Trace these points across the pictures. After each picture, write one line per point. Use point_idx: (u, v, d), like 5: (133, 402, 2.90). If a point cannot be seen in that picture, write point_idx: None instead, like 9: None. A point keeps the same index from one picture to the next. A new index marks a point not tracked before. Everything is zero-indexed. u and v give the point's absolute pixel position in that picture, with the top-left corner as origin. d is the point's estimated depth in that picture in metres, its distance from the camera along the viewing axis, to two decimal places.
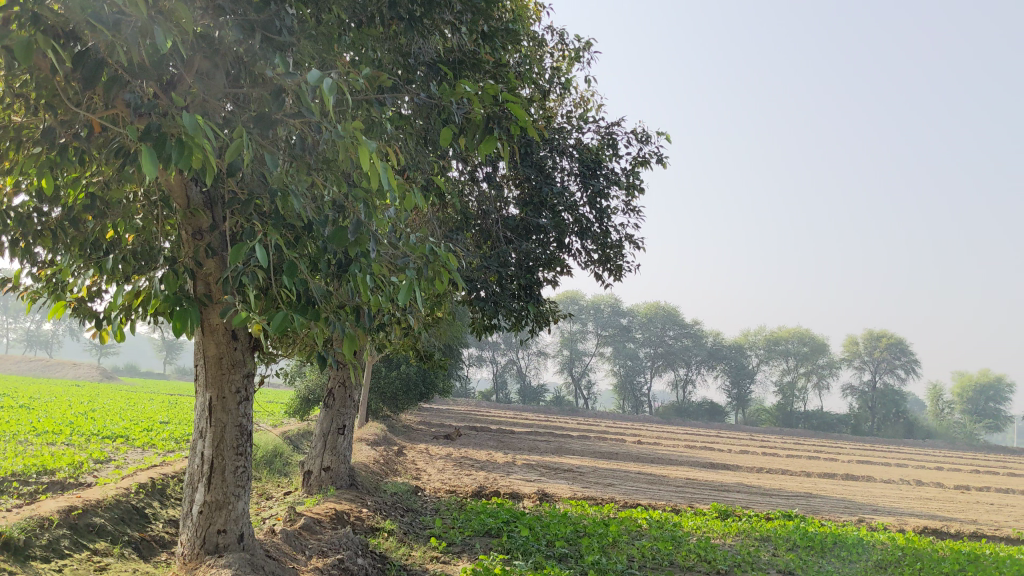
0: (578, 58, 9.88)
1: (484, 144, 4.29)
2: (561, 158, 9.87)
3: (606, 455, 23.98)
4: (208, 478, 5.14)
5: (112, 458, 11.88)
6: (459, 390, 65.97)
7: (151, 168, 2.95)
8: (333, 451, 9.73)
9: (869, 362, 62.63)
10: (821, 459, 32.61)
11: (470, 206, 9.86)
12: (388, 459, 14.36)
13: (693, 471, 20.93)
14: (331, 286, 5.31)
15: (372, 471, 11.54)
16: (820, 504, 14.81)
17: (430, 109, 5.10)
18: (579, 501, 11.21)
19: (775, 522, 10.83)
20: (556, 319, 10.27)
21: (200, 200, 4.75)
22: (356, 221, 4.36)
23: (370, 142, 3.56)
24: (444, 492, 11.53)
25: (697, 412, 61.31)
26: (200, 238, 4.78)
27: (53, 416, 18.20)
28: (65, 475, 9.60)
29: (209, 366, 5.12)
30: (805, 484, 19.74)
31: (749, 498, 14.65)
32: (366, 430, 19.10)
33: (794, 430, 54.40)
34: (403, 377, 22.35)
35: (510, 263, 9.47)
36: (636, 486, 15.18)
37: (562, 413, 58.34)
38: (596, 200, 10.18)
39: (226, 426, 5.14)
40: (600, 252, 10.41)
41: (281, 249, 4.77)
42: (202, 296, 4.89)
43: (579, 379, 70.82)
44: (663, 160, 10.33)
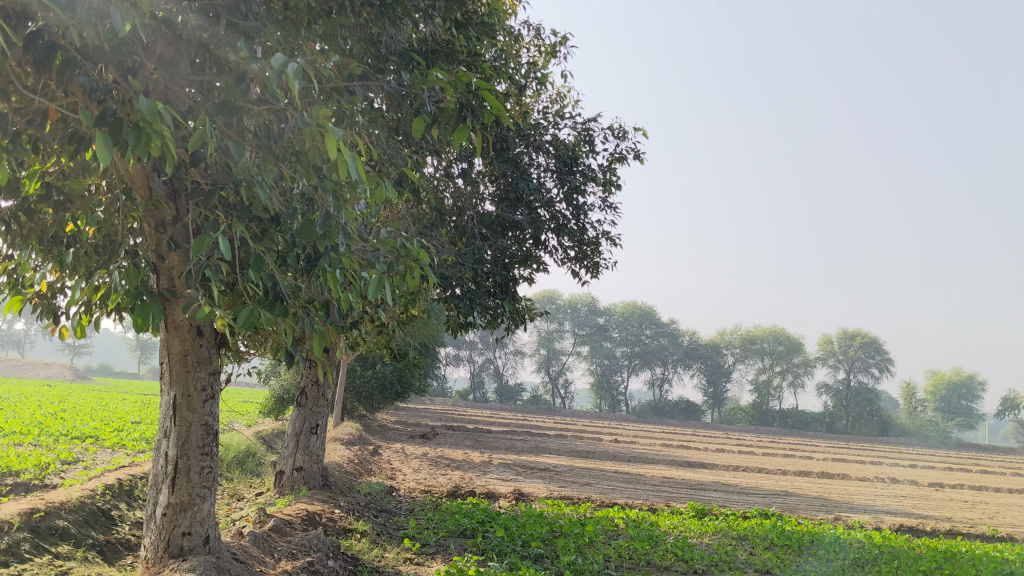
0: (554, 52, 9.79)
1: (457, 133, 4.19)
2: (537, 153, 9.77)
3: (583, 455, 23.89)
4: (172, 480, 4.99)
5: (80, 459, 11.66)
6: (436, 390, 65.73)
7: (104, 153, 2.81)
8: (305, 451, 9.57)
9: (844, 361, 63.01)
10: (797, 456, 32.71)
11: (446, 202, 9.75)
12: (362, 458, 14.21)
13: (670, 469, 20.89)
14: (300, 282, 5.17)
15: (345, 471, 11.38)
16: (797, 502, 14.78)
17: (402, 98, 5.00)
18: (555, 500, 11.11)
19: (752, 521, 10.77)
20: (532, 318, 10.16)
21: (163, 192, 4.62)
22: (324, 214, 4.24)
23: (337, 131, 3.42)
24: (418, 492, 11.39)
25: (674, 411, 61.41)
26: (163, 231, 4.65)
27: (20, 417, 17.86)
28: (30, 477, 9.38)
29: (173, 364, 4.96)
30: (781, 482, 19.74)
31: (726, 497, 14.61)
32: (341, 429, 18.91)
33: (771, 429, 54.56)
34: (379, 376, 22.17)
35: (486, 260, 9.35)
36: (612, 485, 15.09)
37: (539, 412, 58.22)
38: (573, 196, 10.10)
39: (192, 425, 4.99)
40: (577, 249, 10.32)
41: (247, 242, 4.63)
42: (165, 290, 4.75)
43: (556, 379, 70.77)
44: (640, 156, 10.27)
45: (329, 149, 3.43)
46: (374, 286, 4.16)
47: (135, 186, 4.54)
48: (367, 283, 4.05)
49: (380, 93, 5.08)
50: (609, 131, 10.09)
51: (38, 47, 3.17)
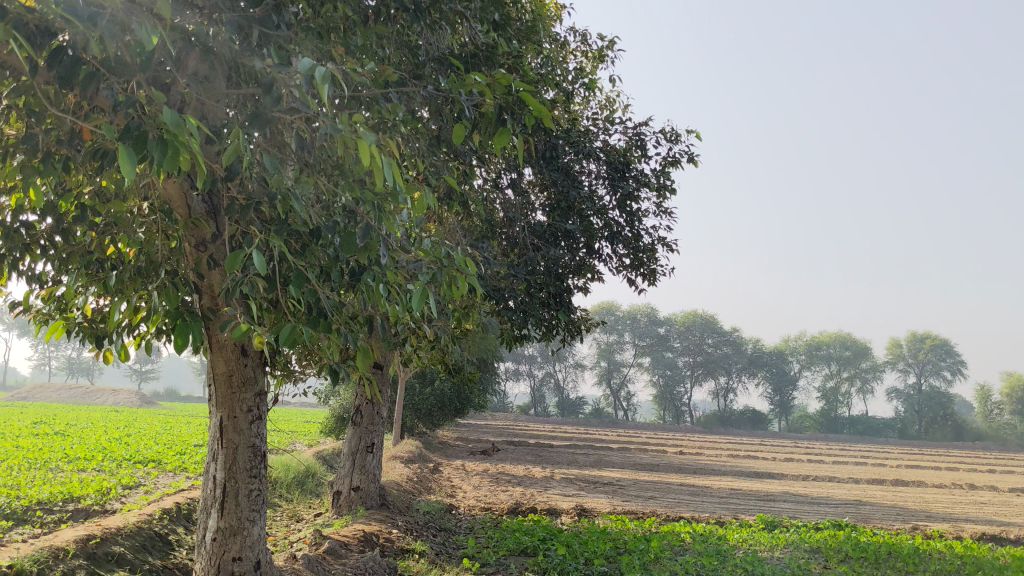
0: (601, 57, 9.59)
1: (498, 138, 4.01)
2: (587, 161, 9.56)
3: (647, 468, 23.47)
4: (221, 504, 4.88)
5: (142, 484, 11.73)
6: (498, 405, 65.62)
7: (126, 168, 2.67)
8: (362, 470, 9.44)
9: (914, 365, 61.33)
10: (868, 464, 31.84)
11: (496, 213, 9.61)
12: (422, 477, 14.06)
13: (737, 480, 20.41)
14: (344, 297, 5.03)
15: (404, 491, 11.24)
16: (871, 512, 14.24)
17: (440, 105, 4.83)
18: (619, 515, 10.84)
19: (824, 532, 10.38)
20: (588, 329, 9.91)
21: (202, 209, 4.52)
22: (363, 227, 4.11)
23: (370, 137, 3.24)
24: (479, 510, 11.21)
25: (739, 420, 60.37)
26: (203, 249, 4.54)
27: (87, 443, 18.16)
28: (91, 502, 9.43)
29: (219, 385, 4.85)
30: (853, 491, 19.14)
31: (796, 507, 14.16)
32: (401, 447, 18.86)
33: (840, 436, 53.27)
34: (437, 393, 22.12)
35: (538, 271, 9.15)
36: (678, 498, 14.72)
37: (601, 425, 57.72)
38: (626, 203, 9.86)
39: (238, 447, 4.88)
40: (632, 256, 10.08)
41: (287, 259, 4.50)
42: (208, 309, 4.66)
43: (618, 391, 70.16)
44: (694, 158, 9.99)
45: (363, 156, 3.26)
46: (417, 298, 4.00)
47: (174, 205, 4.43)
48: (410, 296, 3.88)
49: (419, 99, 4.92)
50: (660, 134, 9.85)
51: (61, 61, 3.08)
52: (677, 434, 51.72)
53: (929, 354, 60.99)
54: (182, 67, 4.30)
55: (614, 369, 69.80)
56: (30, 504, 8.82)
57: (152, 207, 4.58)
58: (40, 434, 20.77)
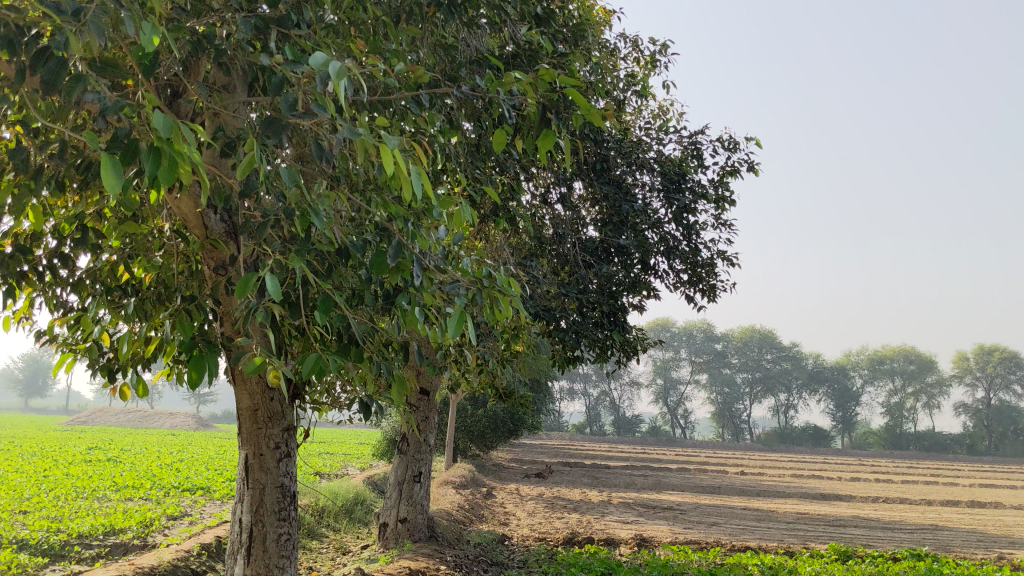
0: (654, 62, 9.11)
1: (543, 141, 3.55)
2: (641, 173, 9.11)
3: (708, 490, 22.67)
4: (247, 550, 4.47)
5: (188, 514, 11.49)
6: (552, 424, 65.12)
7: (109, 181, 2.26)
8: (409, 501, 9.03)
9: (982, 378, 59.33)
10: (938, 483, 30.61)
11: (546, 229, 9.16)
12: (474, 504, 13.63)
13: (803, 503, 19.59)
14: (376, 320, 4.58)
15: (454, 520, 10.77)
16: (949, 538, 13.39)
17: (480, 111, 4.38)
18: (681, 546, 10.26)
19: (904, 564, 9.68)
20: (645, 349, 9.38)
21: (221, 229, 4.13)
22: (394, 245, 3.69)
23: (393, 141, 2.81)
24: (533, 540, 10.73)
25: (800, 437, 58.82)
26: (224, 272, 4.14)
27: (138, 469, 18.08)
28: (132, 536, 9.17)
29: (244, 421, 4.47)
30: (927, 514, 18.20)
31: (869, 533, 13.39)
32: (454, 471, 18.45)
33: (907, 453, 51.55)
34: (489, 415, 21.70)
35: (591, 289, 8.61)
36: (742, 524, 14.01)
37: (658, 444, 56.79)
38: (682, 216, 9.38)
39: (266, 488, 4.48)
40: (690, 272, 9.56)
41: (312, 281, 4.07)
42: (229, 337, 4.26)
43: (674, 409, 69.07)
44: (754, 167, 9.49)
45: (387, 162, 2.81)
46: (454, 322, 3.55)
47: (190, 225, 4.05)
48: (448, 322, 3.41)
49: (456, 106, 4.47)
50: (717, 142, 9.38)
51: (45, 62, 2.66)
52: (737, 452, 50.59)
53: (999, 368, 58.88)
54: (194, 73, 3.90)
55: (670, 387, 68.79)
56: (69, 539, 8.58)
57: (168, 227, 4.20)
58: (93, 460, 20.83)
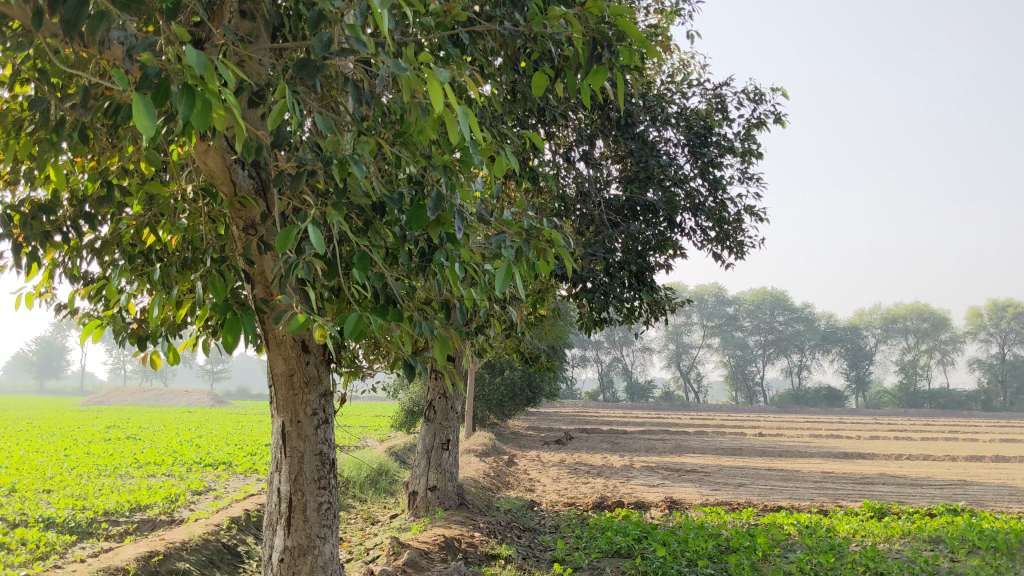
0: (677, 13, 8.80)
1: (592, 78, 3.31)
2: (665, 128, 8.86)
3: (729, 452, 22.54)
4: (287, 520, 4.31)
5: (211, 488, 11.42)
6: (566, 391, 65.22)
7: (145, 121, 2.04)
8: (438, 469, 8.89)
9: (997, 334, 59.02)
10: (957, 439, 30.47)
11: (569, 188, 8.93)
12: (499, 471, 13.50)
13: (827, 462, 19.43)
14: (413, 279, 4.39)
15: (482, 488, 10.64)
16: (980, 493, 13.24)
17: (516, 54, 4.15)
18: (713, 507, 10.13)
19: (941, 519, 9.52)
20: (673, 308, 9.18)
21: (250, 186, 3.94)
22: (433, 197, 3.48)
23: (442, 73, 2.59)
24: (562, 506, 10.61)
25: (814, 398, 58.73)
26: (253, 231, 3.94)
27: (158, 446, 18.04)
28: (158, 512, 9.07)
29: (280, 386, 4.29)
30: (953, 469, 18.03)
31: (898, 490, 13.24)
32: (475, 440, 18.33)
33: (923, 411, 51.41)
34: (508, 382, 21.57)
35: (617, 249, 8.42)
36: (769, 485, 13.87)
37: (672, 408, 56.85)
38: (709, 170, 9.14)
39: (305, 456, 4.31)
40: (716, 229, 9.34)
41: (347, 237, 3.87)
42: (262, 299, 4.09)
43: (688, 373, 69.06)
44: (781, 118, 9.24)
45: (436, 98, 2.60)
46: (502, 275, 3.32)
47: (217, 182, 3.86)
48: (496, 274, 3.20)
49: (491, 49, 4.24)
50: (743, 93, 9.13)
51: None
52: (752, 415, 50.54)
53: (1013, 323, 58.54)
54: (217, 19, 3.69)
55: (682, 351, 68.68)
56: (96, 516, 8.48)
57: (193, 187, 4.01)
58: (112, 438, 20.82)
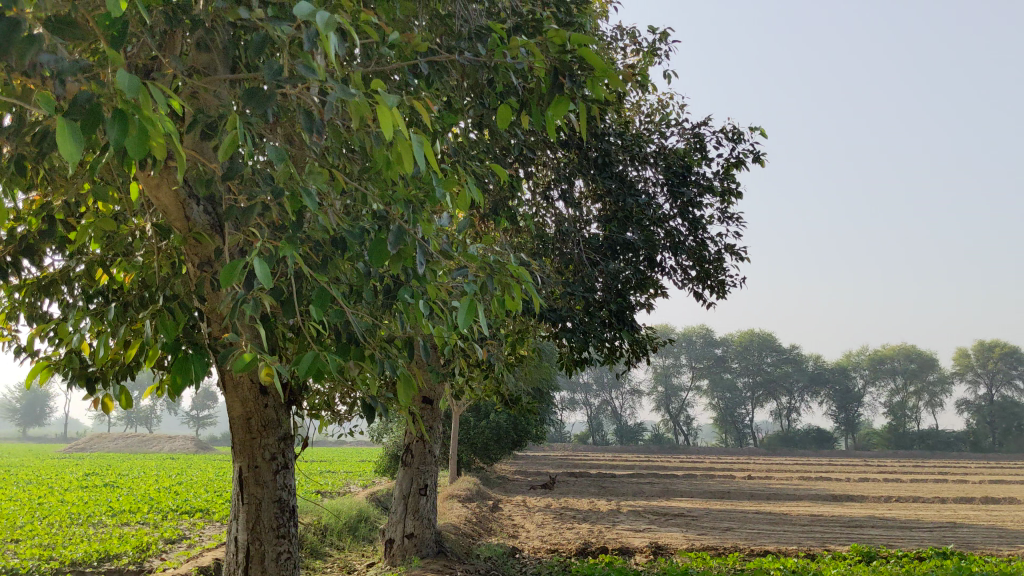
0: (654, 53, 8.79)
1: (554, 108, 3.19)
2: (644, 167, 8.79)
3: (718, 495, 22.32)
4: (244, 570, 4.12)
5: (185, 536, 11.13)
6: (555, 434, 64.76)
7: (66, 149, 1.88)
8: (416, 515, 8.67)
9: (984, 375, 59.00)
10: (947, 481, 30.22)
11: (549, 228, 8.84)
12: (482, 517, 13.26)
13: (816, 505, 19.22)
14: (377, 316, 4.24)
15: (463, 534, 10.42)
16: (970, 535, 13.06)
17: (481, 86, 4.05)
18: (698, 552, 9.92)
19: (931, 563, 9.33)
20: (655, 348, 9.03)
21: (206, 222, 3.82)
22: (393, 231, 3.35)
23: (391, 99, 2.46)
24: (545, 552, 10.39)
25: (804, 440, 58.41)
26: (209, 268, 3.81)
27: (136, 494, 17.70)
28: (127, 561, 8.81)
29: (237, 431, 4.13)
30: (943, 511, 17.83)
31: (887, 533, 13.05)
32: (460, 485, 18.06)
33: (913, 453, 51.14)
34: (493, 426, 21.34)
35: (596, 288, 8.30)
36: (757, 529, 13.66)
37: (661, 452, 56.45)
38: (688, 209, 9.07)
39: (262, 503, 4.13)
40: (697, 268, 9.24)
41: (306, 273, 3.72)
42: (218, 337, 3.95)
43: (676, 416, 68.74)
44: (760, 157, 9.20)
45: (385, 125, 2.46)
46: (464, 311, 3.16)
47: (171, 218, 3.74)
48: (458, 311, 3.04)
49: (457, 82, 4.15)
50: (723, 132, 9.09)
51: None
52: (742, 458, 50.23)
53: (1000, 363, 58.59)
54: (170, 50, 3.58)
55: (671, 393, 68.46)
56: (62, 566, 8.22)
57: (148, 225, 3.89)
58: (89, 486, 20.44)
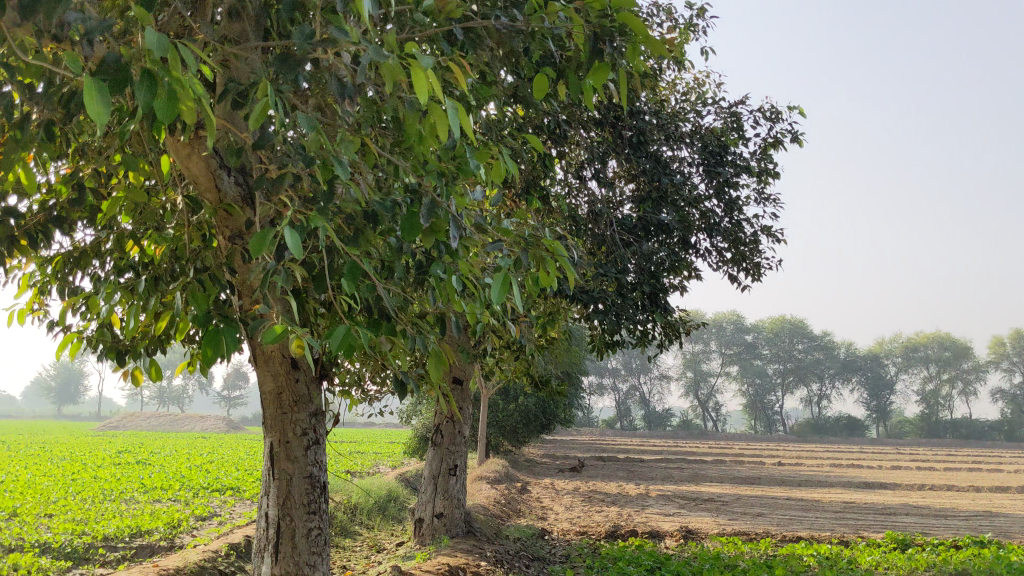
0: (691, 30, 8.62)
1: (594, 75, 3.09)
2: (678, 147, 8.65)
3: (747, 481, 22.17)
4: (275, 546, 4.09)
5: (216, 514, 11.19)
6: (583, 419, 64.67)
7: (91, 107, 1.79)
8: (445, 495, 8.63)
9: (1020, 363, 58.13)
10: (981, 470, 29.85)
11: (581, 208, 8.72)
12: (510, 499, 13.24)
13: (848, 492, 19.02)
14: (410, 293, 4.17)
15: (492, 515, 10.39)
16: (1007, 524, 12.84)
17: (516, 55, 3.95)
18: (730, 537, 9.82)
19: (967, 551, 9.17)
20: (688, 331, 8.91)
21: (237, 193, 3.76)
22: (427, 204, 3.25)
23: (427, 60, 2.35)
24: (574, 534, 10.34)
25: (834, 427, 57.90)
26: (240, 240, 3.75)
27: (167, 471, 17.87)
28: (158, 537, 8.85)
29: (268, 405, 4.09)
30: (978, 500, 17.56)
31: (922, 521, 12.86)
32: (488, 467, 18.05)
33: (946, 441, 50.51)
34: (522, 409, 21.31)
35: (630, 270, 8.18)
36: (789, 515, 13.52)
37: (689, 437, 56.24)
38: (724, 190, 8.94)
39: (293, 478, 4.09)
40: (732, 250, 9.12)
41: (337, 247, 3.64)
42: (248, 311, 3.90)
43: (706, 402, 68.43)
44: (798, 137, 9.05)
45: (419, 87, 2.34)
46: (498, 286, 3.03)
47: (202, 189, 3.69)
48: (494, 284, 2.96)
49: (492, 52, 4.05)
50: (760, 111, 8.95)
51: None
52: (771, 444, 49.88)
53: None
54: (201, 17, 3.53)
55: (700, 379, 68.12)
56: (94, 541, 8.27)
57: (178, 196, 3.83)
58: (122, 463, 20.67)
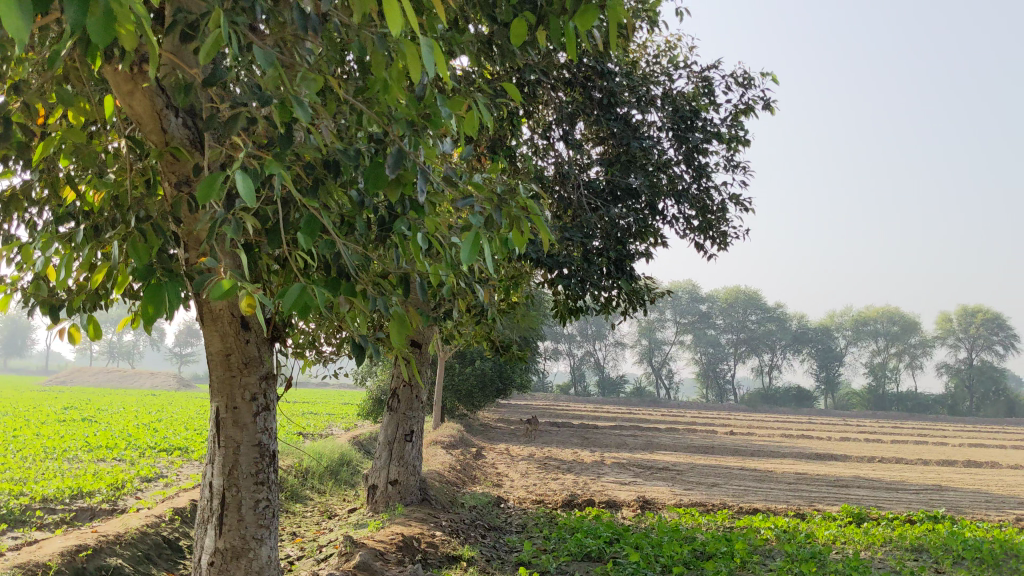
0: None
1: (582, 19, 2.80)
2: (649, 110, 8.39)
3: (701, 450, 22.26)
4: (219, 519, 3.84)
5: (162, 475, 10.86)
6: (537, 384, 64.77)
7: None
8: (400, 461, 8.42)
9: (966, 339, 59.28)
10: (927, 443, 30.37)
11: (547, 170, 8.43)
12: (466, 465, 13.06)
13: (800, 463, 19.16)
14: (370, 250, 3.88)
15: (447, 482, 10.21)
16: (957, 499, 12.97)
17: None
18: (686, 508, 9.74)
19: (922, 526, 9.19)
20: (653, 299, 8.71)
21: (184, 136, 3.46)
22: (393, 154, 2.94)
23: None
24: (530, 502, 10.21)
25: (785, 398, 58.70)
26: (187, 187, 3.46)
27: (113, 429, 17.41)
28: (100, 499, 8.53)
29: (215, 367, 3.79)
30: (927, 474, 17.79)
31: (874, 494, 12.93)
32: (443, 431, 17.86)
33: (892, 413, 51.47)
34: (478, 372, 21.12)
35: (596, 235, 7.92)
36: (744, 485, 13.52)
37: (643, 404, 56.62)
38: (693, 156, 8.72)
39: (241, 446, 3.83)
40: (700, 219, 8.93)
41: (293, 198, 3.33)
42: (194, 265, 3.62)
43: (659, 369, 68.96)
44: (770, 104, 8.86)
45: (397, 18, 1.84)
46: (470, 246, 2.73)
47: (145, 130, 3.38)
48: (465, 245, 2.65)
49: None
50: (732, 76, 8.73)
51: None
52: (722, 413, 50.35)
53: (982, 329, 58.87)
54: None
55: (655, 347, 68.56)
56: (32, 503, 7.92)
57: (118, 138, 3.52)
58: (66, 419, 20.13)
